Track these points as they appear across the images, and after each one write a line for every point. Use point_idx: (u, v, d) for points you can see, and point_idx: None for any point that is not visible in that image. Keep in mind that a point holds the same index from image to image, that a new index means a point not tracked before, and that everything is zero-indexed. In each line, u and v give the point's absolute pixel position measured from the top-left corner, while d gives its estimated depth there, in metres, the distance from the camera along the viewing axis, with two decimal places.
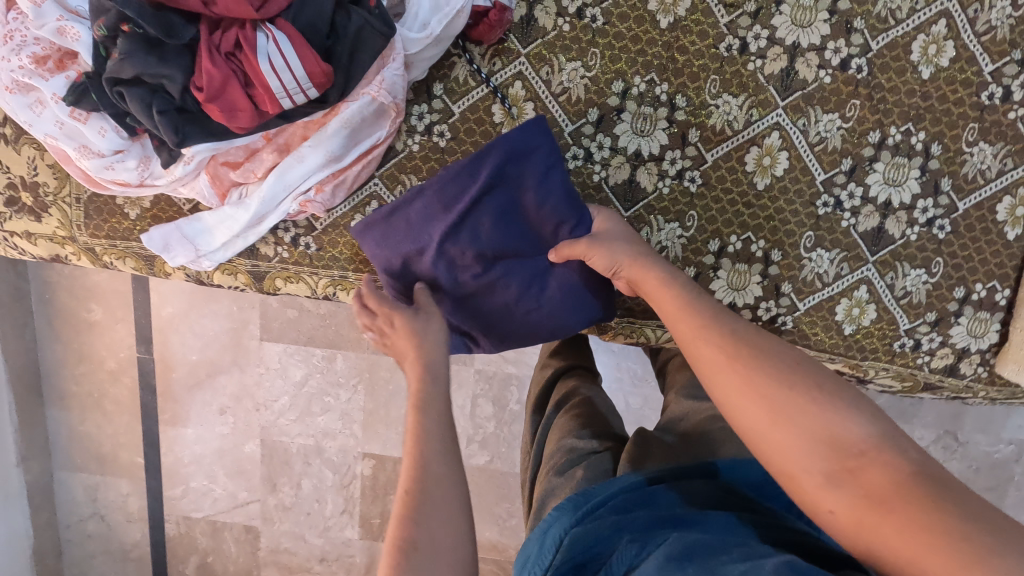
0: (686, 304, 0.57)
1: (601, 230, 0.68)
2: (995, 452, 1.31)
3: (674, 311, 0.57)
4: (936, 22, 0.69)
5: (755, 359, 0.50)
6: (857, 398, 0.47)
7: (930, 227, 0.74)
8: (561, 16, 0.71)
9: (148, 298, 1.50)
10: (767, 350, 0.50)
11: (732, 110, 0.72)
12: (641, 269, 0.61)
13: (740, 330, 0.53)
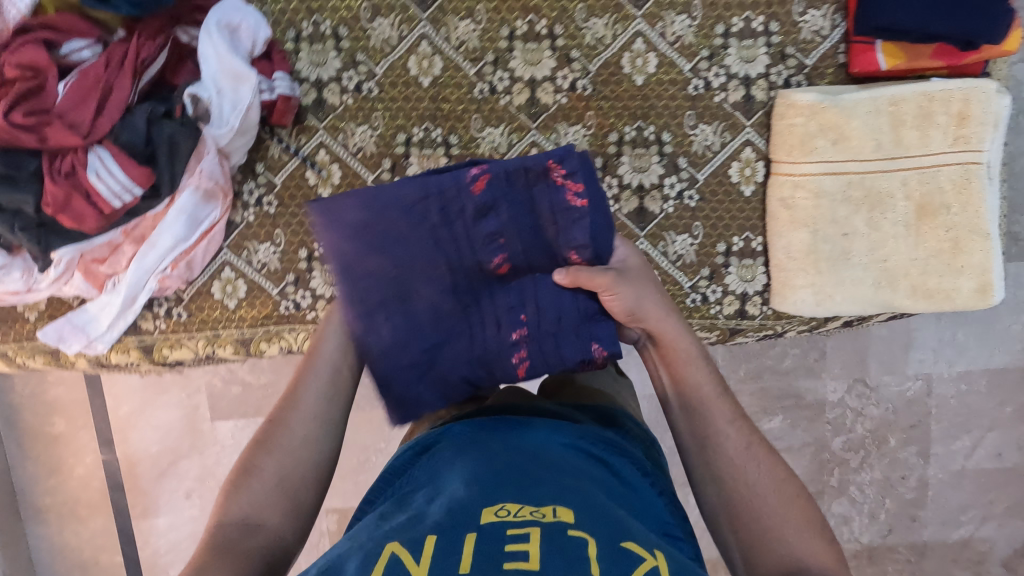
0: (712, 401, 0.65)
1: (660, 317, 0.69)
2: (907, 390, 1.45)
3: (706, 399, 0.65)
4: (634, 40, 0.86)
5: (747, 472, 0.59)
6: (830, 537, 0.56)
7: (681, 199, 0.89)
8: (344, 93, 0.88)
9: (105, 402, 1.63)
10: (748, 443, 0.62)
11: (496, 138, 0.89)
12: (680, 350, 0.68)
13: (753, 444, 0.62)
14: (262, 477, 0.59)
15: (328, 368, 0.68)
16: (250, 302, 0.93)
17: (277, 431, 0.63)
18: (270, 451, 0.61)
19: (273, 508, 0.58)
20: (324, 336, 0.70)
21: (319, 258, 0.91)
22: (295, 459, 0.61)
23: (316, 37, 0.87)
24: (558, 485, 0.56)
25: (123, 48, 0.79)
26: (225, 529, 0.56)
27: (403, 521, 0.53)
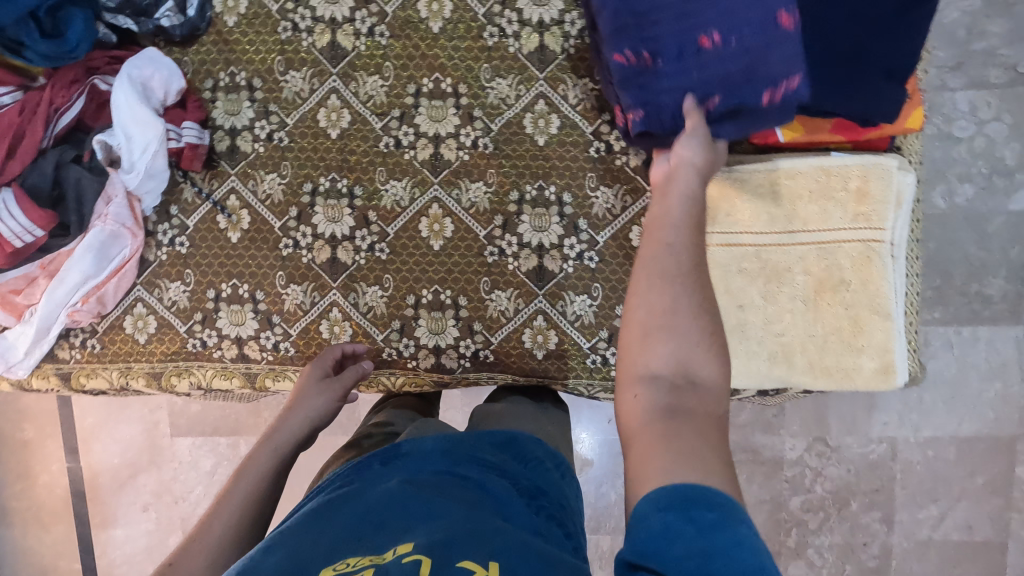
0: (659, 223, 0.61)
1: (698, 149, 0.70)
2: (869, 453, 1.29)
3: (658, 223, 0.61)
4: (537, 102, 0.87)
5: (664, 292, 0.55)
6: (724, 352, 0.53)
7: (582, 260, 0.89)
8: (256, 141, 0.91)
9: (72, 412, 1.68)
10: (681, 258, 0.57)
11: (399, 191, 0.90)
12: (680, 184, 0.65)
13: (684, 261, 0.57)
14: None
15: (226, 525, 0.66)
16: (161, 338, 0.95)
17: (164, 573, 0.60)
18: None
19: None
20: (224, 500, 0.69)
21: (226, 298, 0.93)
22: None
23: (231, 87, 0.91)
24: (407, 524, 0.55)
25: (38, 95, 0.83)
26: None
27: (235, 574, 0.51)
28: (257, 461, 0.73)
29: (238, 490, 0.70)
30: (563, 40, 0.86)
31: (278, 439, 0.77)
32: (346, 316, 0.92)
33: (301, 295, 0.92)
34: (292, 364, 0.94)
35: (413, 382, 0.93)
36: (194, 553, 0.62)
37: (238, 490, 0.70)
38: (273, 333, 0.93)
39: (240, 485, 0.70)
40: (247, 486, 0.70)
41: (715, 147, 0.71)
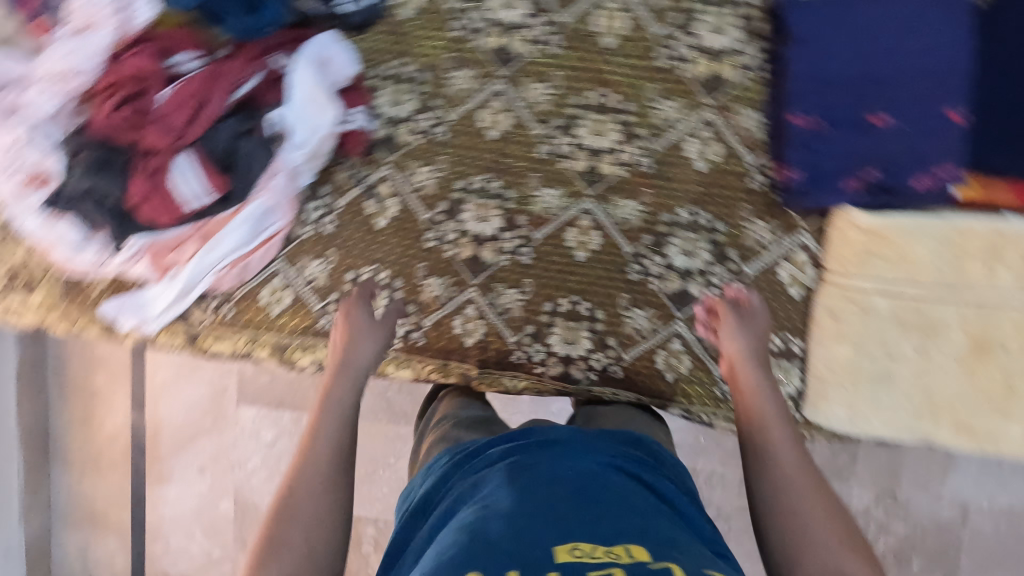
0: (763, 422, 0.72)
1: (750, 330, 0.82)
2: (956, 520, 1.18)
3: (760, 422, 0.73)
4: (703, 128, 0.88)
5: (780, 483, 0.67)
6: (863, 547, 0.61)
7: (726, 289, 0.89)
8: (415, 134, 0.92)
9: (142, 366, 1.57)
10: (783, 448, 0.69)
11: (552, 200, 0.91)
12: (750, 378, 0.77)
13: (788, 455, 0.69)
14: (290, 553, 0.64)
15: (329, 447, 0.72)
16: (294, 312, 0.97)
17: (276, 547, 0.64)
18: (292, 522, 0.66)
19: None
20: (320, 423, 0.74)
21: (366, 281, 0.95)
22: (319, 535, 0.66)
23: (398, 79, 0.92)
24: (617, 521, 0.56)
25: (223, 66, 0.84)
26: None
27: (462, 552, 0.52)
28: (340, 385, 0.79)
29: (331, 413, 0.76)
30: (739, 69, 0.86)
31: (347, 365, 0.82)
32: (481, 315, 0.93)
33: (440, 289, 0.93)
34: (419, 354, 0.95)
35: (534, 387, 0.94)
36: (313, 477, 0.69)
37: (329, 416, 0.75)
38: (405, 321, 0.95)
39: (318, 443, 0.72)
40: (337, 412, 0.76)
41: (752, 320, 0.83)
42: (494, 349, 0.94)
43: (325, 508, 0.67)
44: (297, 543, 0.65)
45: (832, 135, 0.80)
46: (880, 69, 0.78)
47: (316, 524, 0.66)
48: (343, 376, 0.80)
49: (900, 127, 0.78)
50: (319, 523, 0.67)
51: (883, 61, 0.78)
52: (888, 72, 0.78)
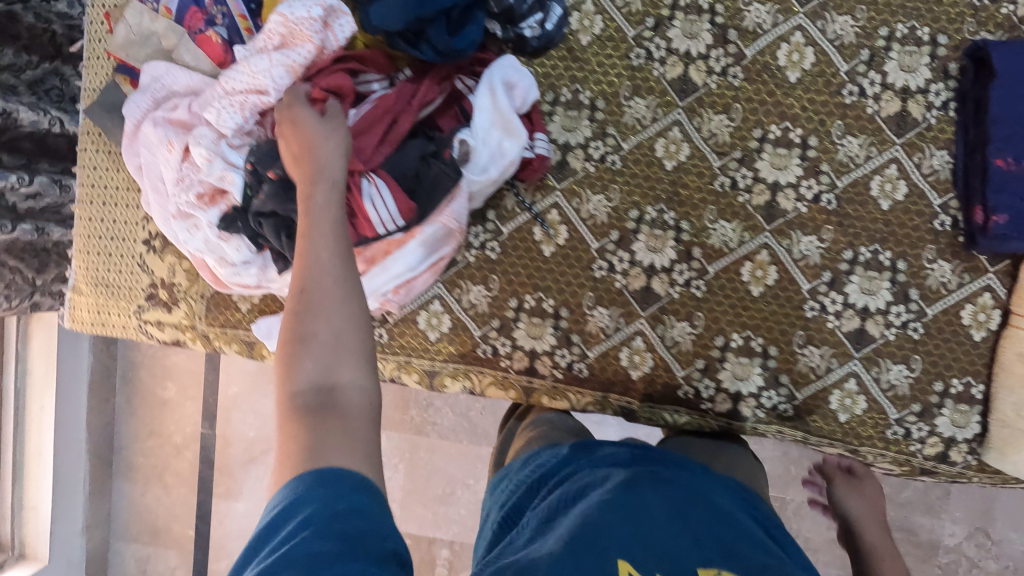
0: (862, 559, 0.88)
1: (863, 489, 0.95)
2: None
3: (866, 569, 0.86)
4: (889, 166, 0.87)
5: None
6: None
7: (905, 329, 0.88)
8: (588, 161, 0.90)
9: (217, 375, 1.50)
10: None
11: (728, 233, 0.89)
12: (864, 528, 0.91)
13: None
14: (319, 350, 0.57)
15: (335, 244, 0.64)
16: (451, 338, 0.94)
17: (303, 345, 0.57)
18: (316, 314, 0.58)
19: (341, 381, 0.56)
20: (314, 219, 0.65)
21: (530, 310, 0.92)
22: (352, 325, 0.59)
23: (573, 104, 0.90)
24: (744, 556, 0.56)
25: (411, 88, 0.83)
26: (307, 400, 0.54)
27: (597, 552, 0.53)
28: (322, 180, 0.69)
29: (323, 209, 0.67)
30: (926, 108, 0.86)
31: (328, 162, 0.70)
32: (649, 347, 0.91)
33: (607, 319, 0.91)
34: (580, 386, 0.93)
35: (696, 423, 0.92)
36: (322, 272, 0.61)
37: (321, 212, 0.66)
38: (569, 352, 0.92)
39: (316, 234, 0.64)
40: (328, 208, 0.67)
41: (863, 482, 0.95)
42: (660, 382, 0.91)
43: (341, 302, 0.60)
44: (325, 339, 0.57)
45: None
46: None
47: (342, 320, 0.59)
48: (329, 178, 0.69)
49: None
50: (344, 319, 0.59)
51: None
52: None
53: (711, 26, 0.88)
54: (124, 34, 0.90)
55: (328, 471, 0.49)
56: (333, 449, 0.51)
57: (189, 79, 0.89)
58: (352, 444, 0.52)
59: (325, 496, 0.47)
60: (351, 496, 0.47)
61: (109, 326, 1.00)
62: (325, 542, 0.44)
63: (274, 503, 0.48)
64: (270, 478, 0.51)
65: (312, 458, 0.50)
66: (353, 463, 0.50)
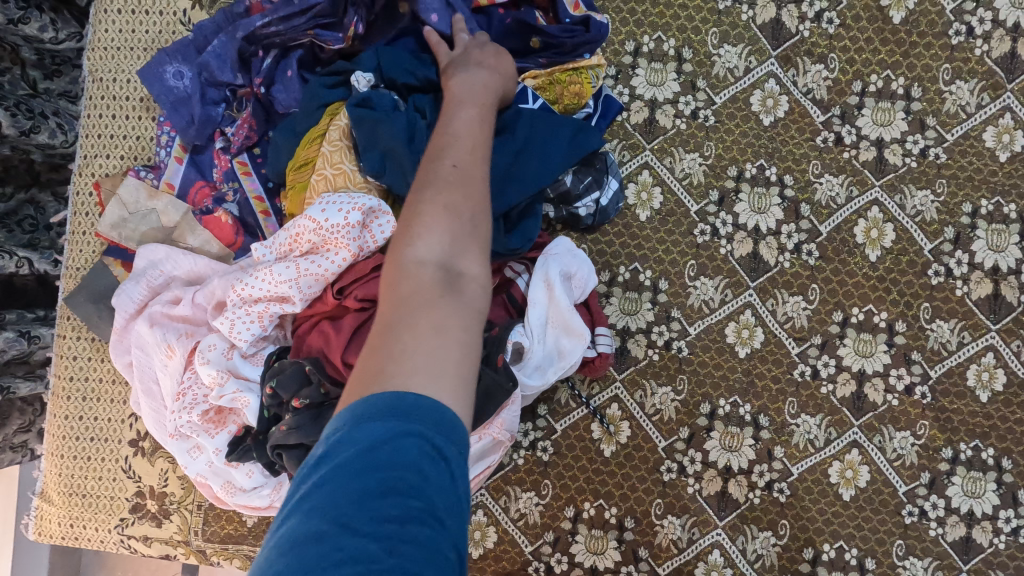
0: None
1: None
2: None
3: None
4: (985, 353, 0.78)
5: None
6: None
7: (1017, 535, 0.77)
8: (651, 347, 0.80)
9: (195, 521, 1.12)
10: None
11: (811, 428, 0.79)
12: None
13: None
14: (441, 244, 0.51)
15: (478, 150, 0.57)
16: (496, 554, 0.80)
17: (432, 220, 0.51)
18: (451, 195, 0.53)
19: (459, 286, 0.50)
20: (458, 116, 0.59)
21: (589, 520, 0.79)
22: (482, 225, 0.54)
23: (632, 285, 0.81)
24: None
25: None
26: (421, 291, 0.48)
27: None
28: (475, 88, 0.62)
29: (461, 118, 0.59)
30: (1019, 291, 0.79)
31: (492, 85, 0.64)
32: (729, 562, 0.78)
33: (679, 530, 0.79)
34: None
35: None
36: (459, 174, 0.55)
37: (468, 112, 0.60)
38: (636, 569, 0.79)
39: (464, 124, 0.59)
40: (476, 110, 0.60)
41: None
42: None
43: (477, 208, 0.54)
44: (452, 232, 0.52)
45: None
46: None
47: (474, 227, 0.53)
48: (486, 99, 0.62)
49: None
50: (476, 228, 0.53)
51: None
52: None
53: (782, 200, 0.81)
54: (115, 213, 0.78)
55: (423, 395, 0.41)
56: (440, 361, 0.44)
57: (192, 264, 0.76)
58: (459, 367, 0.45)
59: (426, 428, 0.39)
60: (454, 430, 0.40)
61: (82, 538, 0.85)
62: (422, 500, 0.36)
63: (363, 400, 0.40)
64: (357, 366, 0.45)
65: (418, 360, 0.43)
66: (464, 379, 0.44)
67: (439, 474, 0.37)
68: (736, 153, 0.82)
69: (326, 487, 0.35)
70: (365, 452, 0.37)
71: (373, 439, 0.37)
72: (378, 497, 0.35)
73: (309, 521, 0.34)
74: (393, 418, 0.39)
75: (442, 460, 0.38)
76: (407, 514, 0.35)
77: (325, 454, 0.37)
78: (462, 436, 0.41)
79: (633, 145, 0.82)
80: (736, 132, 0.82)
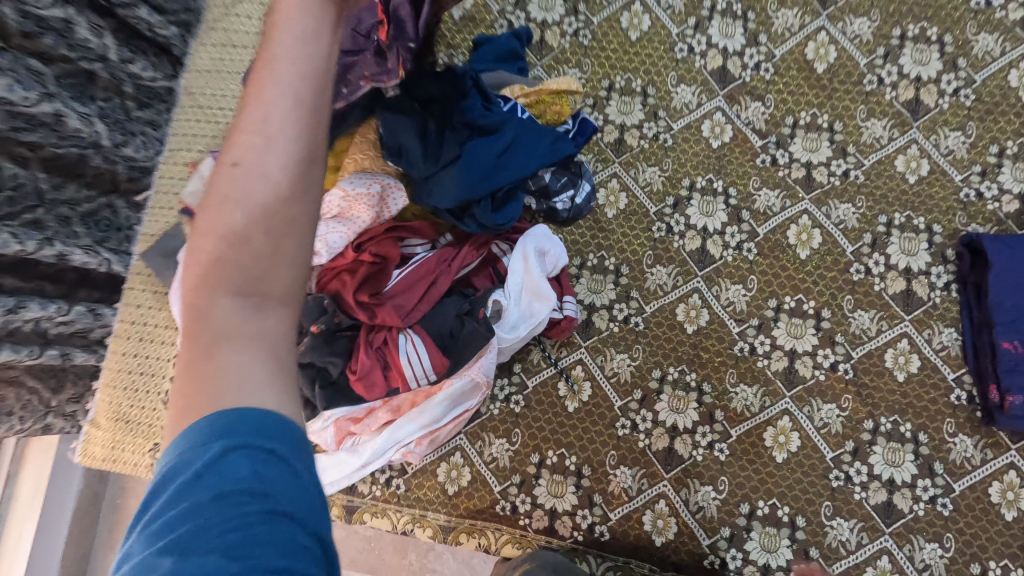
0: None
1: None
2: None
3: None
4: (900, 339, 0.91)
5: None
6: None
7: (935, 504, 0.87)
8: (612, 320, 0.95)
9: None
10: None
11: (749, 396, 0.91)
12: None
13: None
14: (253, 268, 0.42)
15: (291, 151, 0.44)
16: (469, 492, 0.92)
17: (230, 238, 0.42)
18: (248, 206, 0.42)
19: (278, 302, 0.43)
20: (264, 109, 0.44)
21: (552, 466, 0.91)
22: (297, 224, 0.44)
23: (599, 269, 0.97)
24: None
25: (453, 251, 0.90)
26: (227, 327, 0.41)
27: None
28: (292, 64, 0.45)
29: (270, 97, 0.44)
30: (930, 288, 0.92)
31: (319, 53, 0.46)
32: (673, 511, 0.89)
33: (630, 480, 0.90)
34: (601, 550, 0.89)
35: None
36: (258, 177, 0.43)
37: (278, 109, 0.44)
38: (591, 512, 0.90)
39: (269, 104, 0.44)
40: (293, 89, 0.44)
41: None
42: (686, 550, 0.88)
43: (292, 225, 0.43)
44: (262, 256, 0.43)
45: None
46: None
47: (288, 240, 0.43)
48: (309, 79, 0.45)
49: None
50: (291, 240, 0.44)
51: None
52: None
53: (726, 207, 0.98)
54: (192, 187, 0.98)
55: (245, 410, 0.38)
56: (259, 388, 0.39)
57: None
58: (278, 379, 0.41)
59: (252, 438, 0.36)
60: (287, 429, 0.38)
61: (121, 462, 0.99)
62: (260, 499, 0.34)
63: (177, 439, 0.37)
64: (167, 409, 0.40)
65: (230, 393, 0.39)
66: (278, 391, 0.40)
67: (278, 469, 0.36)
68: (689, 167, 1.00)
69: (161, 518, 0.34)
70: (192, 478, 0.35)
71: (198, 464, 0.35)
72: (215, 510, 0.34)
73: (146, 555, 0.33)
74: (215, 440, 0.36)
75: (276, 456, 0.37)
76: (247, 517, 0.34)
77: (156, 494, 0.35)
78: (299, 429, 0.39)
79: (604, 158, 1.01)
80: (689, 152, 1.00)
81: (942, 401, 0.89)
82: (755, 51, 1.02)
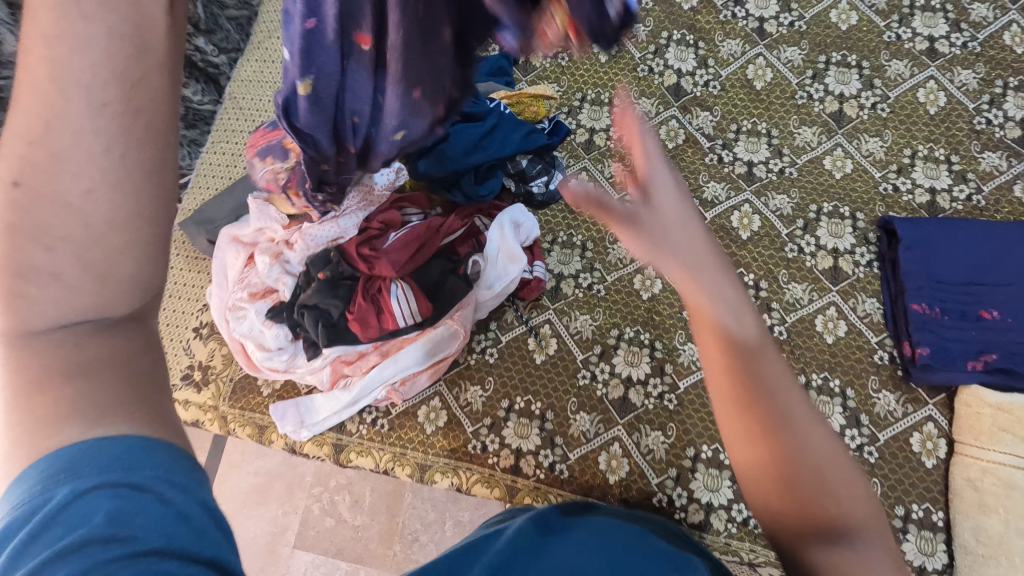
0: (795, 446, 0.50)
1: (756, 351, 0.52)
2: None
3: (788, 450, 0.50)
4: (828, 307, 1.03)
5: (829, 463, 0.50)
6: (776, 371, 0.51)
7: (862, 451, 0.95)
8: (577, 287, 1.09)
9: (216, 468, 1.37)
10: (807, 446, 0.50)
11: (695, 353, 1.03)
12: (786, 421, 0.50)
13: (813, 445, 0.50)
14: (78, 294, 0.34)
15: (102, 129, 0.33)
16: (445, 432, 1.03)
17: (44, 227, 0.33)
18: (65, 191, 0.33)
19: (126, 319, 0.37)
20: (53, 83, 0.32)
21: (520, 410, 1.02)
22: (134, 218, 0.35)
23: (567, 244, 1.12)
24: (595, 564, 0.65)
25: (441, 218, 1.05)
26: (57, 359, 0.34)
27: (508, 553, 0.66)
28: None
29: (78, 63, 0.32)
30: (854, 265, 1.05)
31: (152, 38, 0.34)
32: (626, 453, 0.99)
33: (588, 424, 1.01)
34: (561, 488, 0.98)
35: None
36: (70, 155, 0.33)
37: (84, 165, 0.33)
38: (552, 452, 1.00)
39: (78, 65, 0.32)
40: (102, 158, 0.33)
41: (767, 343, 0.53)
42: (637, 488, 0.97)
43: (119, 218, 0.34)
44: (89, 279, 0.34)
45: (953, 325, 0.97)
46: (981, 275, 0.99)
47: (118, 263, 0.35)
48: (131, 79, 0.33)
49: (1004, 331, 0.95)
50: (122, 262, 0.35)
51: (988, 276, 0.98)
52: (992, 283, 0.98)
53: None
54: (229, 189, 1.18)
55: (97, 444, 0.34)
56: (112, 414, 0.35)
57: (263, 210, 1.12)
58: (131, 404, 0.36)
59: (114, 475, 0.34)
60: (157, 459, 0.35)
61: None
62: (128, 541, 0.32)
63: (9, 488, 0.32)
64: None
65: (70, 429, 0.33)
66: (131, 420, 0.35)
67: (145, 504, 0.34)
68: None
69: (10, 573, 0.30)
70: (33, 531, 0.31)
71: (43, 510, 0.32)
72: (72, 551, 0.31)
73: None
74: (61, 480, 0.32)
75: (144, 491, 0.34)
76: (112, 564, 0.32)
77: None
78: (174, 460, 0.36)
79: (575, 155, 1.19)
80: None
81: (865, 359, 1.00)
82: (705, 71, 1.21)
